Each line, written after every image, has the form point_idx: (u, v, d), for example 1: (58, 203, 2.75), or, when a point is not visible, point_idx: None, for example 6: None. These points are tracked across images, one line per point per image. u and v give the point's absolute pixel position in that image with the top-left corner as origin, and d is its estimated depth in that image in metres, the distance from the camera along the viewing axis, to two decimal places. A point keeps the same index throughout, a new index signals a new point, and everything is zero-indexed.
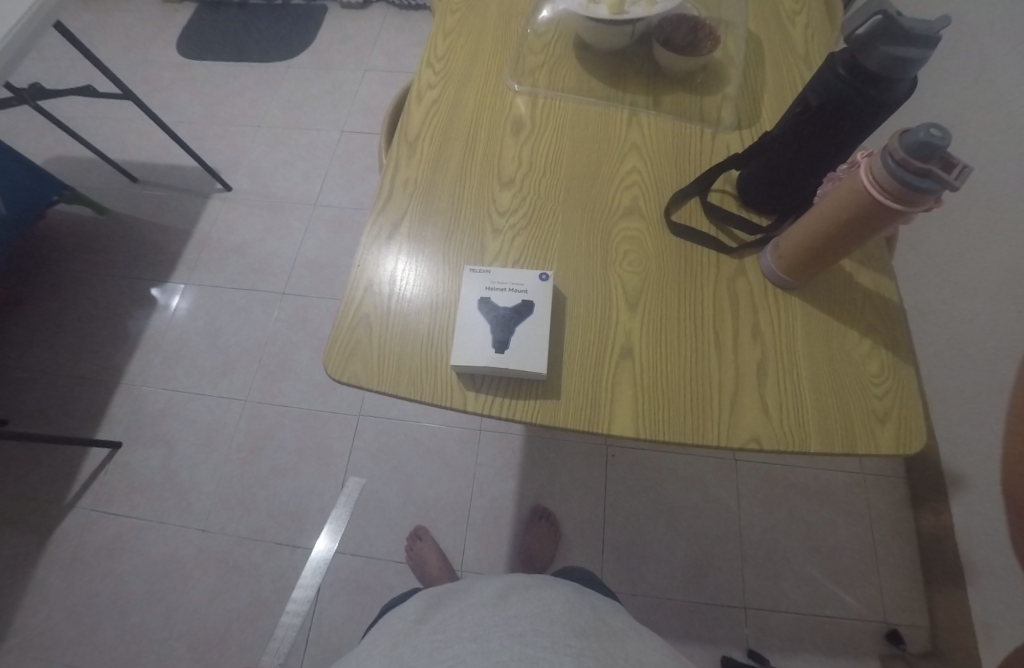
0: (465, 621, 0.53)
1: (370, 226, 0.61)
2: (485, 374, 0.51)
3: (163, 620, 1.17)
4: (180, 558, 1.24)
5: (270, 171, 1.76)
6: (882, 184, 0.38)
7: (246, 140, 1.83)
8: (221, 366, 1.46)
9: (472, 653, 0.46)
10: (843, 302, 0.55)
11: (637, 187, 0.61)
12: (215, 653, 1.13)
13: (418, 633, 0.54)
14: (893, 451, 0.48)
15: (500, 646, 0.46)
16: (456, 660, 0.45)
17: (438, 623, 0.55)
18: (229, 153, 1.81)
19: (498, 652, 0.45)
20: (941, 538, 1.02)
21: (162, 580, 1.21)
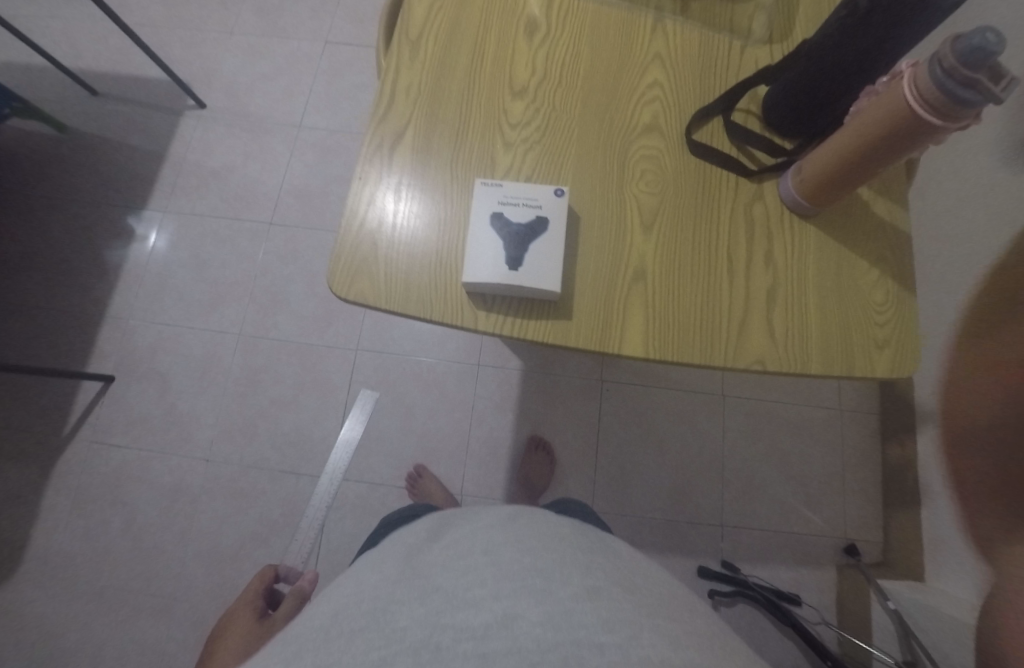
0: (476, 538, 0.56)
1: (370, 137, 0.57)
2: (496, 294, 0.51)
3: (175, 543, 1.23)
4: (187, 487, 1.27)
5: (247, 86, 1.61)
6: (925, 96, 0.37)
7: (218, 48, 1.65)
8: (209, 300, 1.42)
9: (484, 562, 0.49)
10: (857, 231, 0.55)
11: (658, 102, 0.57)
12: (232, 570, 1.20)
13: (430, 548, 0.57)
14: (887, 375, 0.50)
15: (510, 558, 0.49)
16: (469, 568, 0.49)
17: (450, 540, 0.58)
18: (199, 63, 1.64)
19: (508, 562, 0.48)
20: (903, 468, 1.10)
21: (169, 506, 1.26)
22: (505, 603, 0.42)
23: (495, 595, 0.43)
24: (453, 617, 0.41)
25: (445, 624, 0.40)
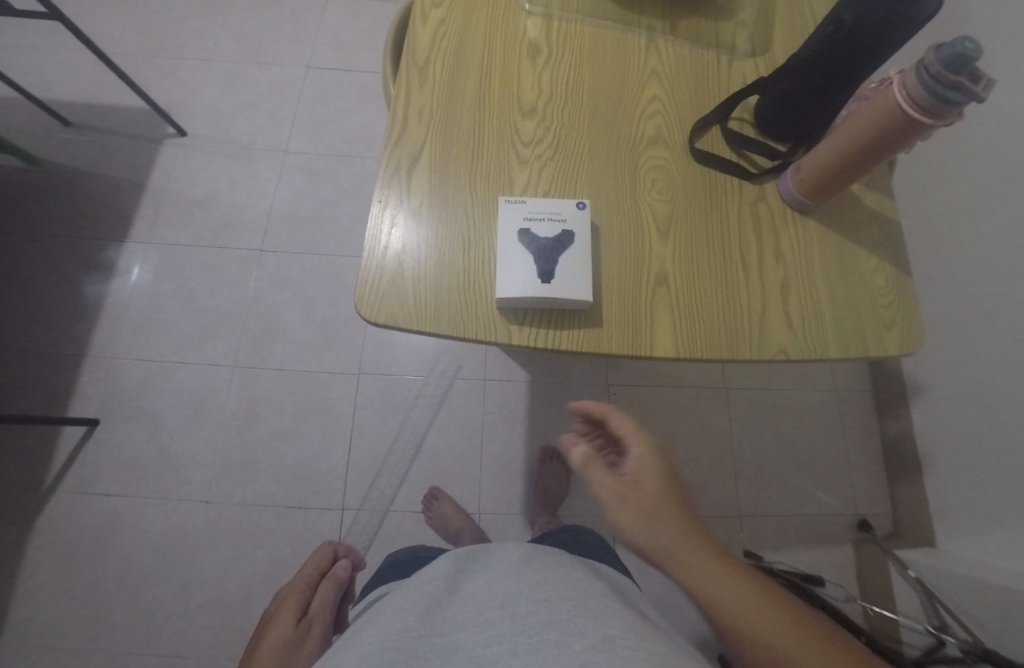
0: (495, 589, 0.56)
1: (386, 161, 0.59)
2: (527, 307, 0.53)
3: (178, 592, 1.18)
4: (188, 532, 1.23)
5: (228, 112, 1.61)
6: (915, 99, 0.41)
7: (195, 76, 1.65)
8: (202, 332, 1.40)
9: (502, 617, 0.49)
10: (854, 224, 0.59)
11: (660, 115, 0.61)
12: (241, 616, 1.16)
13: (451, 600, 0.58)
14: (898, 353, 0.54)
15: (527, 610, 0.49)
16: (487, 625, 0.49)
17: (470, 591, 0.59)
18: (177, 91, 1.63)
19: (525, 615, 0.48)
20: (902, 441, 1.16)
21: (170, 552, 1.22)
22: (521, 656, 0.41)
23: (511, 651, 0.43)
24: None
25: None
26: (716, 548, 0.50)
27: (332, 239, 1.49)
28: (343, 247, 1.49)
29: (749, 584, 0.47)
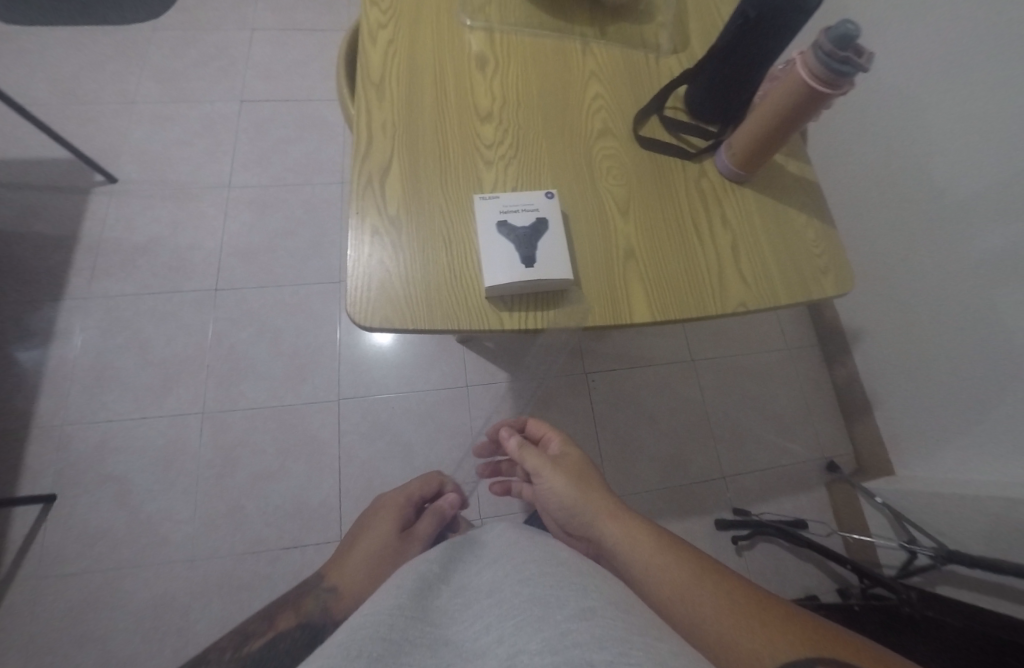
0: (483, 582, 0.55)
1: (358, 178, 0.62)
2: (513, 294, 0.57)
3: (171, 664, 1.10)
4: (174, 595, 1.16)
5: (162, 154, 1.56)
6: (816, 74, 0.50)
7: (120, 120, 1.59)
8: (162, 382, 1.35)
9: (489, 608, 0.48)
10: (783, 187, 0.68)
11: (604, 110, 0.67)
12: None
13: (439, 592, 0.55)
14: (836, 293, 0.62)
15: (511, 594, 0.48)
16: (474, 619, 0.47)
17: (462, 584, 0.57)
18: (102, 138, 1.57)
19: (510, 599, 0.47)
20: (851, 384, 1.28)
21: (155, 621, 1.13)
22: (507, 642, 0.40)
23: (498, 638, 0.42)
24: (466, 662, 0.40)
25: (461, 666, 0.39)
26: (611, 501, 0.64)
27: (291, 269, 1.48)
28: (303, 276, 1.47)
29: (628, 524, 0.61)
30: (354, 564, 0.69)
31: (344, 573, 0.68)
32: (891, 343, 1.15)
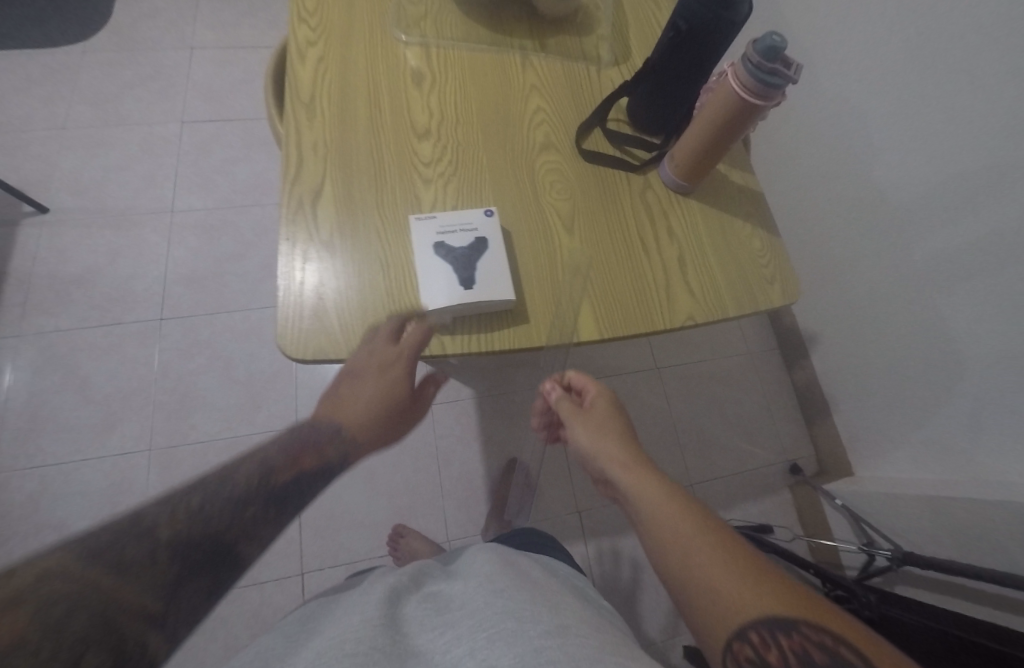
0: (457, 589, 0.58)
1: (288, 202, 0.58)
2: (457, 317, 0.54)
3: None
4: None
5: (96, 180, 1.47)
6: (746, 86, 0.49)
7: (51, 145, 1.49)
8: (102, 421, 1.24)
9: (462, 616, 0.51)
10: (727, 197, 0.67)
11: (546, 124, 0.66)
12: None
13: (406, 602, 0.57)
14: (783, 302, 0.62)
15: (484, 605, 0.51)
16: (446, 626, 0.50)
17: (432, 593, 0.59)
18: (30, 164, 1.46)
19: (483, 609, 0.50)
20: (810, 386, 1.29)
21: None
22: (480, 655, 0.44)
23: (471, 650, 0.45)
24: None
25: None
26: (635, 451, 0.57)
27: (241, 294, 1.40)
28: (254, 299, 1.40)
29: (646, 467, 0.55)
30: (356, 413, 0.60)
31: (342, 401, 0.61)
32: (847, 345, 1.16)
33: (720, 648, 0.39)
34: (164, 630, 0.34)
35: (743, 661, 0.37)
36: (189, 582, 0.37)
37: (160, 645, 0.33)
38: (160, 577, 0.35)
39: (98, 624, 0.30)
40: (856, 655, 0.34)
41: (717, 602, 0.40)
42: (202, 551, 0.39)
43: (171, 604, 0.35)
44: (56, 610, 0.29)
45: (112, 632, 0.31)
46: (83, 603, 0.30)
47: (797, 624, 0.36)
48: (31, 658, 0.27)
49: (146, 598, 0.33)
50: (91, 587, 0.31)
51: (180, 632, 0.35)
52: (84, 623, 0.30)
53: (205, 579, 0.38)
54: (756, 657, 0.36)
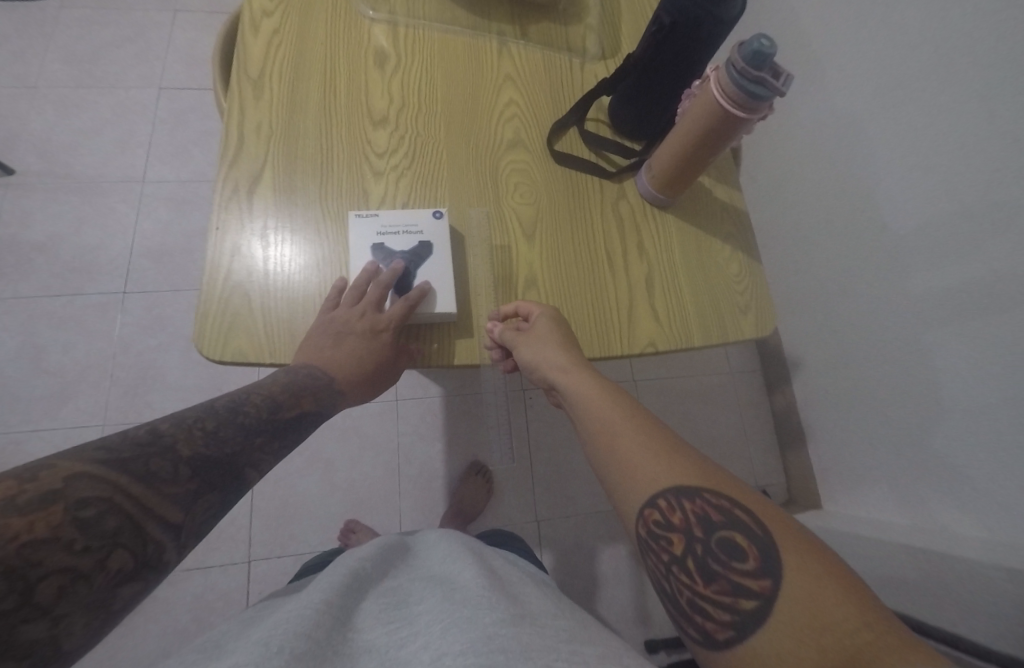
0: (419, 585, 0.51)
1: (221, 185, 0.53)
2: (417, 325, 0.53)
3: None
4: None
5: (66, 144, 1.34)
6: (729, 94, 0.44)
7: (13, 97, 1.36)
8: (55, 393, 1.16)
9: (420, 612, 0.45)
10: (707, 213, 0.63)
11: (518, 119, 0.61)
12: None
13: (365, 591, 0.50)
14: (755, 334, 0.58)
15: (447, 597, 0.46)
16: (402, 622, 0.44)
17: (393, 587, 0.52)
18: None
19: (445, 602, 0.45)
20: (788, 413, 1.23)
21: None
22: (433, 646, 0.39)
23: (425, 644, 0.40)
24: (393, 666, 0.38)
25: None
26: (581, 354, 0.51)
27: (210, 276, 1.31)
28: None
29: (576, 356, 0.50)
30: (337, 367, 0.51)
31: (317, 350, 0.50)
32: (829, 381, 1.09)
33: (630, 523, 0.41)
34: (180, 540, 0.33)
35: (650, 531, 0.39)
36: (206, 496, 0.36)
37: (173, 554, 0.33)
38: (179, 491, 0.35)
39: (121, 529, 0.30)
40: (753, 520, 0.36)
41: (632, 483, 0.41)
42: (218, 469, 0.38)
43: (190, 516, 0.34)
44: (83, 511, 0.28)
45: (134, 538, 0.30)
46: (110, 507, 0.30)
47: (702, 492, 0.38)
48: (62, 556, 0.26)
49: (165, 507, 0.33)
50: (116, 491, 0.31)
51: (192, 544, 0.35)
52: (108, 526, 0.29)
53: (221, 496, 0.38)
54: (663, 527, 0.38)
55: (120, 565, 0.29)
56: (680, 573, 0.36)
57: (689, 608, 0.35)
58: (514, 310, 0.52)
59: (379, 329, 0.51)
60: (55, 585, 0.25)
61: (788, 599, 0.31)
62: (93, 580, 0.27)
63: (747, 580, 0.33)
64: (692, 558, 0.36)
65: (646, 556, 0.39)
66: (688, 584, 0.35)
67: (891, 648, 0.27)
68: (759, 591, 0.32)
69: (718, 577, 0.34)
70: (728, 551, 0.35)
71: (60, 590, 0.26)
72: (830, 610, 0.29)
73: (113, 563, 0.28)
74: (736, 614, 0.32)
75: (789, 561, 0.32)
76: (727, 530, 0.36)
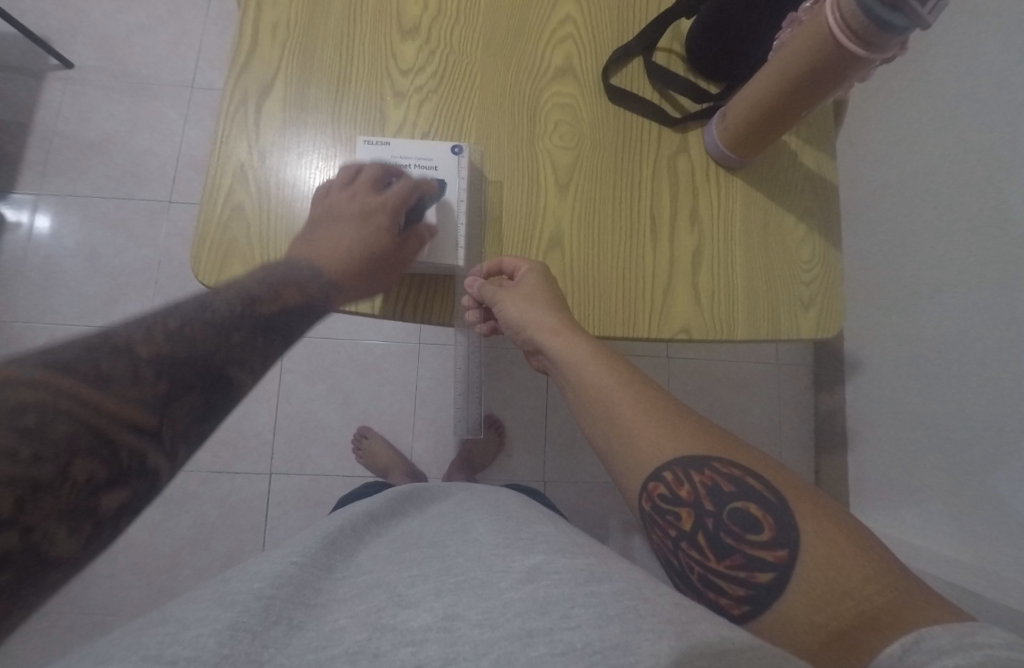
0: (427, 527, 0.40)
1: (230, 89, 0.47)
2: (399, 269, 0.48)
3: None
4: None
5: (112, 29, 1.23)
6: (850, 20, 0.33)
7: None
8: (103, 292, 1.11)
9: (428, 556, 0.33)
10: (785, 182, 0.52)
11: (571, 42, 0.51)
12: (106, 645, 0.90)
13: (367, 538, 0.40)
14: (813, 334, 0.49)
15: (462, 545, 0.34)
16: (410, 561, 0.33)
17: (404, 531, 0.41)
18: None
19: (457, 551, 0.33)
20: (834, 414, 1.09)
21: None
22: (444, 600, 0.28)
23: (436, 590, 0.29)
24: (391, 617, 0.27)
25: (379, 627, 0.26)
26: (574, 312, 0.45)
27: None
28: None
29: (569, 313, 0.44)
30: (325, 254, 0.44)
31: (309, 239, 0.44)
32: (897, 394, 0.93)
33: (630, 497, 0.35)
34: (166, 447, 0.26)
35: (654, 506, 0.33)
36: (187, 398, 0.28)
37: (164, 461, 0.26)
38: (147, 394, 0.26)
39: (81, 435, 0.23)
40: (767, 485, 0.31)
41: (631, 453, 0.35)
42: (194, 367, 0.28)
43: (170, 420, 0.27)
44: (23, 417, 0.21)
45: (100, 444, 0.23)
46: (55, 412, 0.22)
47: (710, 460, 0.33)
48: (5, 468, 0.20)
49: (135, 411, 0.25)
50: (64, 393, 0.23)
51: (187, 450, 0.28)
52: (61, 435, 0.22)
53: (207, 398, 0.29)
54: (669, 501, 0.33)
55: (90, 474, 0.23)
56: (689, 550, 0.31)
57: (701, 584, 0.31)
58: (499, 266, 0.47)
59: (372, 207, 0.46)
60: (9, 497, 0.20)
61: (810, 569, 0.27)
62: (57, 491, 0.21)
63: (763, 553, 0.29)
64: (703, 534, 0.31)
65: (648, 532, 0.34)
66: (699, 561, 0.31)
67: (916, 610, 0.24)
68: (778, 564, 0.28)
69: (732, 551, 0.30)
70: (742, 522, 0.30)
71: (18, 504, 0.20)
72: (852, 577, 0.26)
73: (79, 475, 0.22)
74: (753, 588, 0.28)
75: (808, 528, 0.28)
76: (739, 500, 0.31)
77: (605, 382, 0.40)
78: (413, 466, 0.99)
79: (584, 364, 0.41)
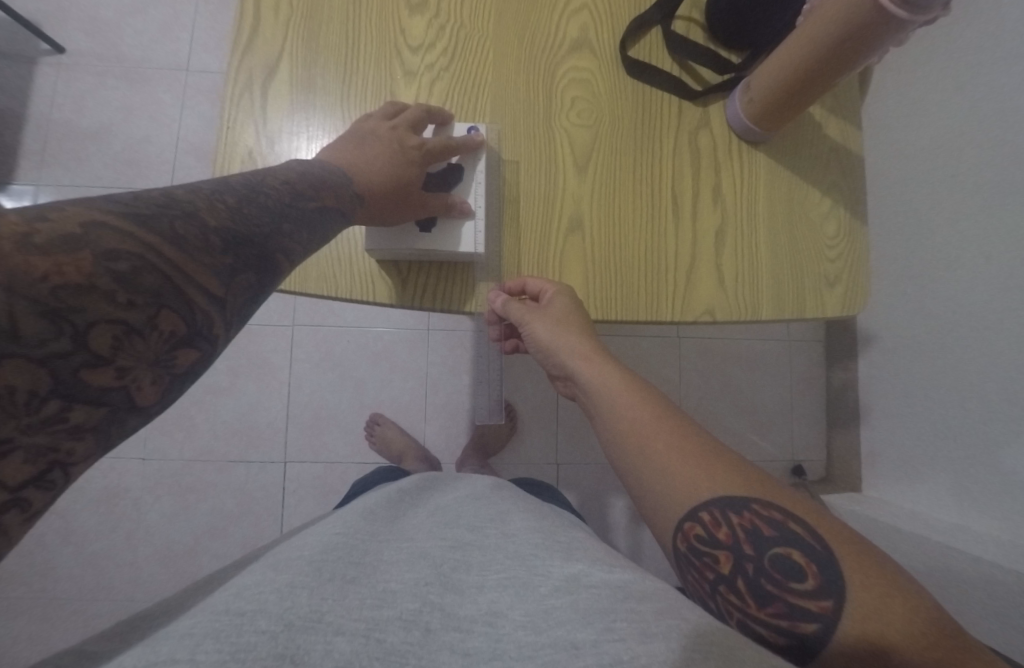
0: (461, 508, 0.40)
1: (234, 71, 0.46)
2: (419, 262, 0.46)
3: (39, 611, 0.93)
4: None
5: (102, 12, 1.19)
6: None
7: None
8: None
9: (469, 542, 0.34)
10: (810, 155, 0.50)
11: (586, 12, 0.49)
12: None
13: (407, 511, 0.41)
14: (839, 312, 0.48)
15: (502, 538, 0.34)
16: (454, 542, 0.34)
17: (440, 508, 0.41)
18: None
19: (498, 545, 0.33)
20: (846, 390, 1.09)
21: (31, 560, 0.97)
22: (489, 594, 0.29)
23: (481, 583, 0.30)
24: (438, 595, 0.28)
25: (429, 601, 0.28)
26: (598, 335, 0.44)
27: None
28: None
29: (594, 338, 0.43)
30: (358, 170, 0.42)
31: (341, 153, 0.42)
32: (910, 369, 0.92)
33: (663, 534, 0.35)
34: (226, 318, 0.28)
35: (690, 547, 0.32)
36: (243, 277, 0.29)
37: (222, 333, 0.28)
38: (216, 264, 0.27)
39: (165, 290, 0.24)
40: (810, 530, 0.30)
41: (664, 492, 0.34)
42: (251, 250, 0.30)
43: (232, 294, 0.28)
44: (117, 263, 0.23)
45: (180, 304, 0.25)
46: (147, 265, 0.24)
47: (750, 501, 0.32)
48: (107, 307, 0.22)
49: (206, 278, 0.26)
50: (149, 249, 0.24)
51: (239, 324, 0.29)
52: (151, 285, 0.24)
53: (258, 279, 0.30)
54: (706, 543, 0.32)
55: (172, 329, 0.24)
56: (728, 594, 0.31)
57: (740, 628, 0.30)
58: (522, 286, 0.46)
59: (409, 145, 0.43)
60: (110, 335, 0.22)
61: (856, 625, 0.26)
62: (146, 338, 0.23)
63: (806, 603, 0.28)
64: (742, 578, 0.30)
65: (682, 569, 0.34)
66: (738, 606, 0.30)
67: None
68: (822, 615, 0.27)
69: (773, 598, 0.29)
70: (784, 569, 0.29)
71: (116, 343, 0.22)
72: (899, 632, 0.26)
73: (164, 326, 0.24)
74: (796, 638, 0.28)
75: (854, 578, 0.28)
76: (782, 545, 0.30)
77: (633, 415, 0.38)
78: (426, 452, 0.99)
79: (609, 398, 0.40)
